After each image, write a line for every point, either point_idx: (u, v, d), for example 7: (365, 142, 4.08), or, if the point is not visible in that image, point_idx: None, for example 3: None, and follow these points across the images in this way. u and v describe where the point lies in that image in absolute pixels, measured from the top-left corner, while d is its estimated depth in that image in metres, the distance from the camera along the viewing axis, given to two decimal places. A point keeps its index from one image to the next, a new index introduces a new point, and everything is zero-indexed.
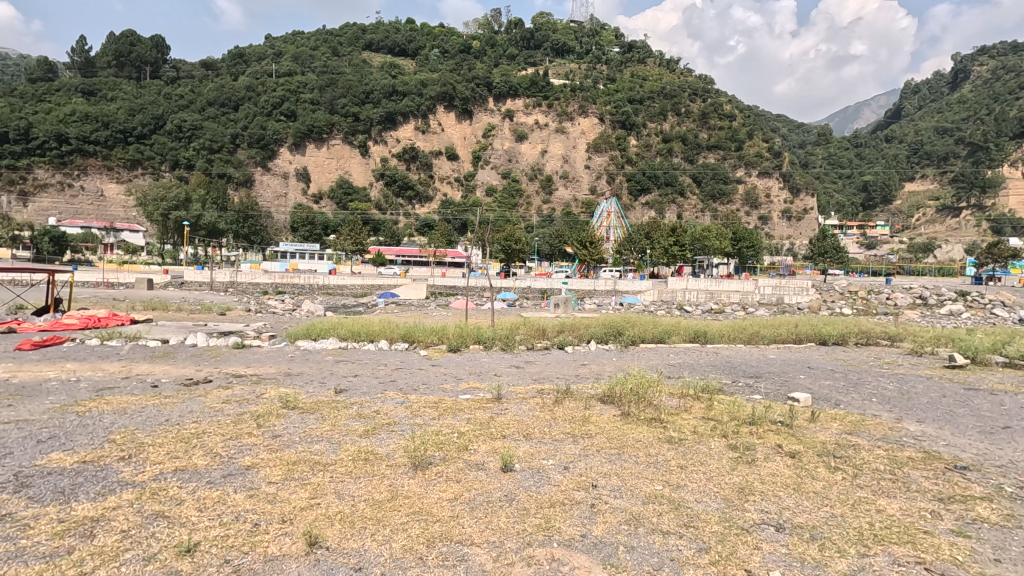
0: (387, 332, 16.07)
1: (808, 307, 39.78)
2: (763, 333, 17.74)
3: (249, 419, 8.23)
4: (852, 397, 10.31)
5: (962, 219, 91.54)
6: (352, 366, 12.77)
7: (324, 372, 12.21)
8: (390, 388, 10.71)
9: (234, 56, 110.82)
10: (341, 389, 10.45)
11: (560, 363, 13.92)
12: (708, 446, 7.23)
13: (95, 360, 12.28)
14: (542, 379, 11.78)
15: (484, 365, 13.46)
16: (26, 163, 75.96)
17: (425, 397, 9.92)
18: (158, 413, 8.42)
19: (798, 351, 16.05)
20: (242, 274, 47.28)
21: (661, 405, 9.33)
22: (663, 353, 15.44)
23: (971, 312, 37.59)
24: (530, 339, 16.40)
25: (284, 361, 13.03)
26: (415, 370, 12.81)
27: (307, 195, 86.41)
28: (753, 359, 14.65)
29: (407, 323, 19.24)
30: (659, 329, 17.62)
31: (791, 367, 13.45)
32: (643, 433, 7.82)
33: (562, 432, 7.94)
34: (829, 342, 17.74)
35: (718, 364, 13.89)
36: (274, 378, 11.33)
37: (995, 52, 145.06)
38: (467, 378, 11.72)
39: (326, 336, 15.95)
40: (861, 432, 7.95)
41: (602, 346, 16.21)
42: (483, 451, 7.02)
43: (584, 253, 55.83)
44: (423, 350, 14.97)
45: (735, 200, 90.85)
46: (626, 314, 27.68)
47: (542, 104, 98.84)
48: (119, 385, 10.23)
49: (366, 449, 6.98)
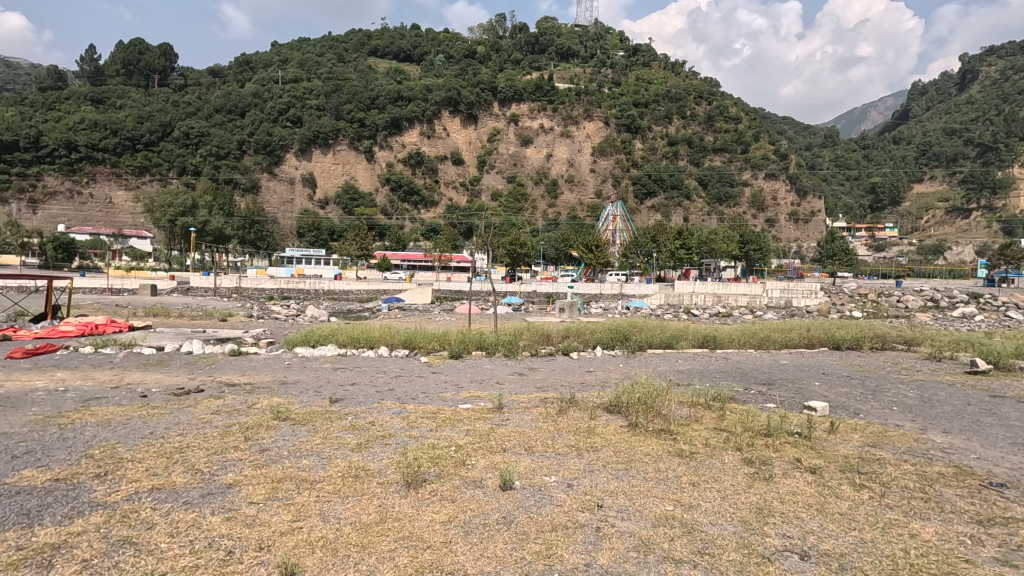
0: (387, 337, 15.64)
1: (817, 310, 39.19)
2: (774, 338, 17.23)
3: (237, 432, 7.84)
4: (872, 406, 9.81)
5: (972, 220, 90.27)
6: (349, 375, 12.39)
7: (321, 380, 11.84)
8: (387, 397, 10.31)
9: (241, 63, 111.31)
10: (337, 399, 10.06)
11: (565, 369, 13.49)
12: (723, 461, 6.78)
13: (87, 368, 11.94)
14: (546, 388, 11.30)
15: (485, 372, 13.05)
16: (36, 171, 76.62)
17: (424, 407, 9.52)
18: (144, 425, 8.04)
19: (811, 356, 15.50)
20: (247, 279, 47.30)
21: (671, 415, 8.88)
22: (671, 359, 14.98)
23: (984, 315, 36.83)
24: (534, 344, 15.94)
25: (280, 369, 12.68)
26: (416, 377, 12.43)
27: (313, 201, 86.62)
28: (766, 365, 14.16)
29: (409, 329, 18.82)
30: (667, 333, 17.13)
31: (805, 373, 12.95)
32: (652, 447, 7.36)
33: (566, 445, 7.51)
34: (843, 346, 17.11)
35: (730, 371, 13.40)
36: (268, 387, 10.96)
37: (1004, 52, 143.40)
38: (468, 387, 11.26)
39: (324, 343, 15.55)
40: (884, 445, 7.46)
41: (608, 352, 15.75)
42: (481, 467, 6.60)
43: (590, 257, 55.43)
44: (424, 357, 14.57)
45: (742, 202, 90.08)
46: (632, 318, 27.24)
47: (547, 108, 98.58)
48: (107, 395, 9.88)
49: (356, 464, 6.57)
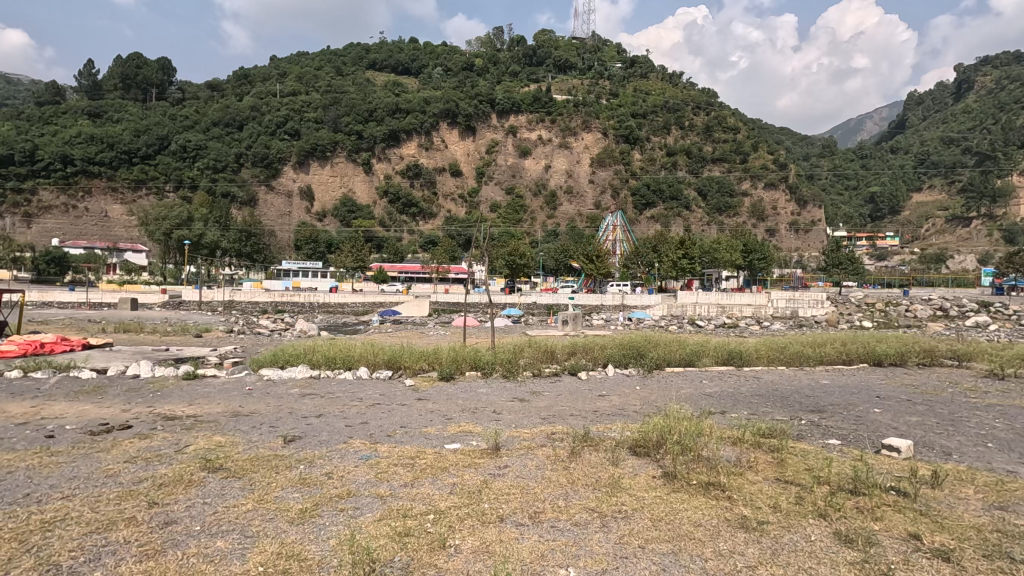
0: (368, 356, 13.59)
1: (826, 321, 37.20)
2: (807, 352, 15.31)
3: (144, 491, 5.87)
4: (960, 442, 7.86)
5: (973, 228, 88.69)
6: (317, 403, 10.41)
7: (282, 410, 9.86)
8: (357, 434, 8.35)
9: (239, 76, 110.08)
10: (294, 438, 8.03)
11: (573, 394, 11.48)
12: (809, 538, 4.83)
13: (4, 399, 9.98)
14: (552, 419, 9.34)
15: (479, 398, 11.05)
16: (31, 185, 75.06)
17: (402, 449, 7.58)
18: (25, 483, 6.08)
19: (852, 375, 13.62)
20: (240, 292, 45.49)
21: (719, 459, 6.91)
22: (695, 380, 13.08)
23: (998, 324, 35.02)
24: (536, 363, 13.98)
25: (237, 398, 10.62)
26: (397, 406, 10.40)
27: (311, 214, 84.99)
28: (806, 386, 12.22)
29: (394, 345, 16.75)
30: (686, 348, 15.14)
31: (855, 396, 11.06)
32: (702, 511, 5.41)
33: (584, 509, 5.57)
34: (885, 362, 15.18)
35: (768, 395, 11.46)
36: (216, 421, 8.95)
37: (999, 62, 143.00)
38: (458, 419, 9.23)
39: (296, 363, 13.51)
40: (1019, 507, 5.50)
41: (622, 371, 13.81)
42: (468, 551, 4.67)
43: (591, 267, 53.53)
44: (410, 379, 12.56)
45: (742, 212, 88.44)
46: (640, 332, 25.11)
47: (546, 120, 97.44)
48: (5, 436, 7.88)
49: (292, 547, 4.64)
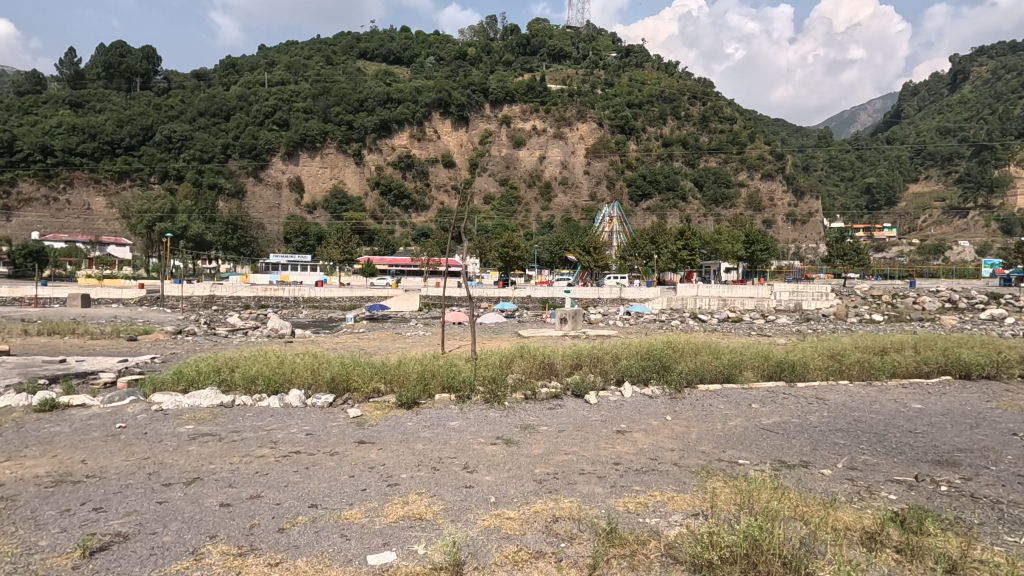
0: (307, 375, 10.15)
1: (832, 315, 33.86)
2: (874, 362, 11.93)
3: None
4: None
5: (970, 219, 85.45)
6: (203, 456, 6.97)
7: (139, 471, 6.40)
8: (229, 531, 4.93)
9: (226, 65, 104.88)
10: (109, 544, 4.62)
11: (579, 430, 8.19)
12: None
13: None
14: (557, 488, 5.91)
15: (446, 440, 7.71)
16: (9, 176, 70.62)
17: (290, 571, 4.23)
18: None
19: (946, 395, 10.33)
20: (221, 286, 41.70)
21: None
22: (740, 404, 9.75)
23: (1015, 317, 31.79)
24: (529, 381, 10.62)
25: (87, 447, 7.16)
26: (323, 458, 6.97)
27: (300, 206, 81.05)
28: (897, 414, 9.05)
29: (351, 355, 13.18)
30: (723, 358, 11.79)
31: (984, 436, 7.74)
32: None
33: None
34: (973, 375, 11.80)
35: (857, 431, 8.14)
36: (11, 501, 5.51)
37: (994, 53, 139.79)
38: (403, 495, 5.74)
39: (202, 387, 9.93)
40: None
41: (642, 390, 10.46)
42: None
43: (587, 260, 50.03)
44: (355, 408, 9.15)
45: (739, 203, 85.25)
46: (633, 334, 21.66)
47: (540, 109, 93.59)
48: None
49: None
